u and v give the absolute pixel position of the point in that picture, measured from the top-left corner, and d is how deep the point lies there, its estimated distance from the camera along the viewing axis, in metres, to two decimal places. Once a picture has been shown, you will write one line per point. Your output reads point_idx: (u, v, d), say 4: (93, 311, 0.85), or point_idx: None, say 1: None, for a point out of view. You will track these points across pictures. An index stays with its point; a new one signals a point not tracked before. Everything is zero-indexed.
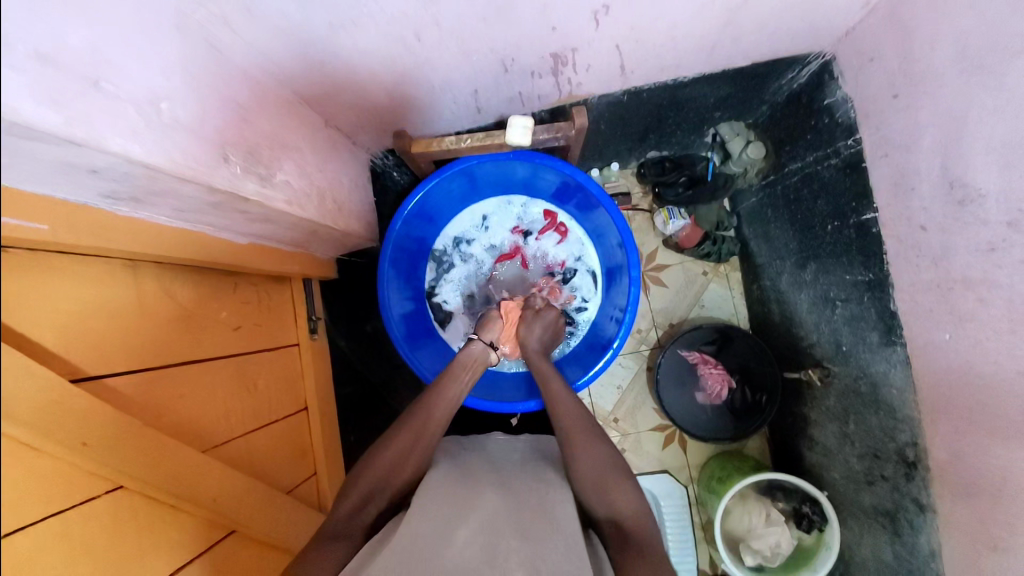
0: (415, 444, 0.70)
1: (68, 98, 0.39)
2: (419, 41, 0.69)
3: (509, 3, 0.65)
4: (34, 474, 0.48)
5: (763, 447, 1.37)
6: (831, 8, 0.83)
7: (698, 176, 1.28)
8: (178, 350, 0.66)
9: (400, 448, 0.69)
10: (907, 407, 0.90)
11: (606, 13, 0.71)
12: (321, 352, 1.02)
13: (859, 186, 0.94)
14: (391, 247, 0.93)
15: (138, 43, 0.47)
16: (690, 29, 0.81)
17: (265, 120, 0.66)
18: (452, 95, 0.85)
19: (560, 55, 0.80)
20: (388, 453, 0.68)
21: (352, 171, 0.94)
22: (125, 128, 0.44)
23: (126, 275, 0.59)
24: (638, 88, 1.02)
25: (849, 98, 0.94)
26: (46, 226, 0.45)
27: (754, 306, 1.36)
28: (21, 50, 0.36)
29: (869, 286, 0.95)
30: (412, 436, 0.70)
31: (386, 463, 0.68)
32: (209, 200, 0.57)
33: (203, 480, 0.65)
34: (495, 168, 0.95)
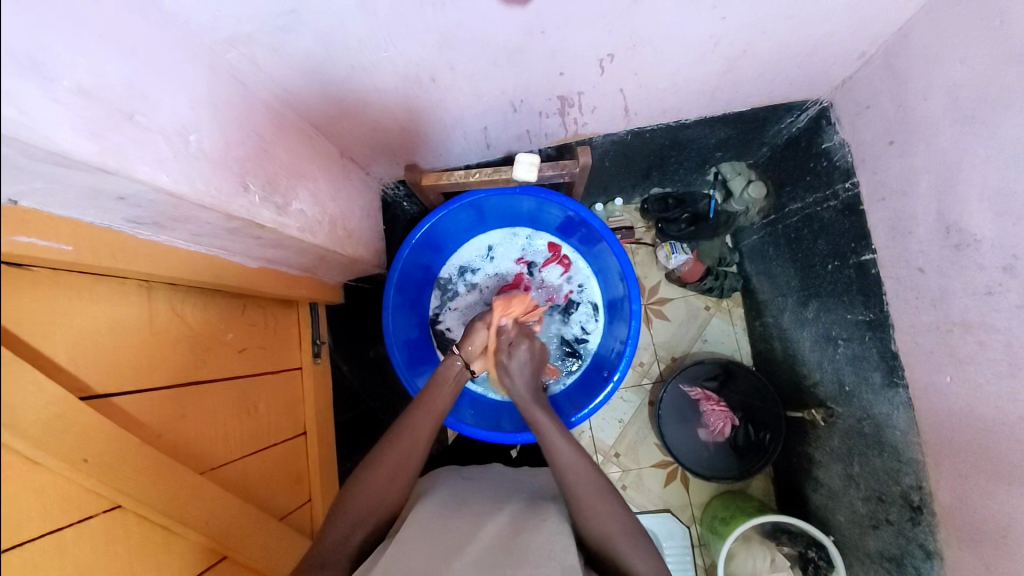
0: (402, 467, 0.68)
1: (104, 130, 0.42)
2: (433, 82, 0.73)
3: (520, 49, 0.69)
4: (31, 490, 0.48)
5: (767, 487, 1.35)
6: (827, 58, 0.87)
7: (701, 213, 1.32)
8: (182, 369, 0.67)
9: (388, 469, 0.68)
10: (911, 450, 0.89)
11: (611, 60, 0.76)
12: (323, 375, 1.03)
13: (857, 227, 0.96)
14: (398, 274, 0.95)
15: (171, 79, 0.50)
16: (691, 76, 0.84)
17: (283, 151, 0.69)
18: (463, 131, 0.88)
19: (567, 97, 0.84)
20: (376, 475, 0.67)
21: (363, 200, 0.97)
22: (155, 158, 0.46)
23: (140, 295, 0.61)
24: (641, 128, 1.03)
25: (846, 143, 0.97)
26: (70, 248, 0.47)
27: (756, 342, 1.37)
28: (64, 85, 0.39)
29: (870, 325, 0.95)
30: (396, 458, 0.68)
31: (374, 487, 0.66)
32: (226, 225, 0.59)
33: (198, 502, 0.65)
34: (502, 201, 0.98)
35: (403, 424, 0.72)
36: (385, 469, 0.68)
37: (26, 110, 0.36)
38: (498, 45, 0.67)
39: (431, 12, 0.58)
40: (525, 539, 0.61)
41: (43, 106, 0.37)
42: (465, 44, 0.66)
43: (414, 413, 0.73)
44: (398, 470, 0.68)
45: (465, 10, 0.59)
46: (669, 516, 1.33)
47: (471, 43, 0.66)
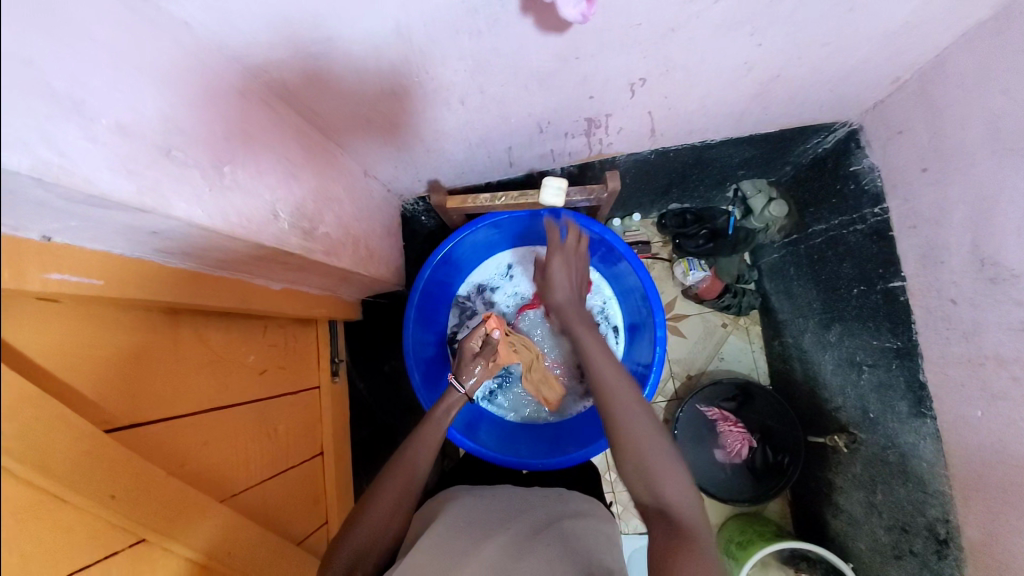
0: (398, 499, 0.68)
1: (141, 168, 0.41)
2: (461, 105, 0.72)
3: (553, 73, 0.67)
4: (57, 527, 0.47)
5: (783, 510, 1.33)
6: (859, 83, 0.85)
7: (719, 230, 1.28)
8: (205, 395, 0.66)
9: (388, 503, 0.68)
10: (937, 482, 0.87)
11: (642, 84, 0.74)
12: (340, 394, 1.02)
13: (885, 253, 0.94)
14: (419, 294, 0.94)
15: (204, 109, 0.49)
16: (721, 99, 0.83)
17: (311, 175, 0.68)
18: (488, 151, 0.87)
19: (594, 119, 0.83)
20: (383, 505, 0.68)
21: (384, 217, 0.95)
22: (190, 193, 0.46)
23: (166, 322, 0.60)
24: (666, 148, 1.01)
25: (876, 167, 0.95)
26: (102, 282, 0.47)
27: (775, 362, 1.35)
28: (102, 124, 0.38)
29: (897, 353, 0.94)
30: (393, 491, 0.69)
31: (376, 522, 0.67)
32: (256, 253, 0.58)
33: (218, 531, 0.64)
34: (524, 221, 0.97)
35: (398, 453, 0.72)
36: (385, 502, 0.68)
37: (66, 152, 0.35)
38: (532, 70, 0.66)
39: (466, 39, 0.57)
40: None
41: (81, 147, 0.36)
42: (498, 69, 0.65)
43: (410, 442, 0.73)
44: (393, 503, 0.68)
45: (499, 36, 0.58)
46: None
47: (504, 68, 0.64)
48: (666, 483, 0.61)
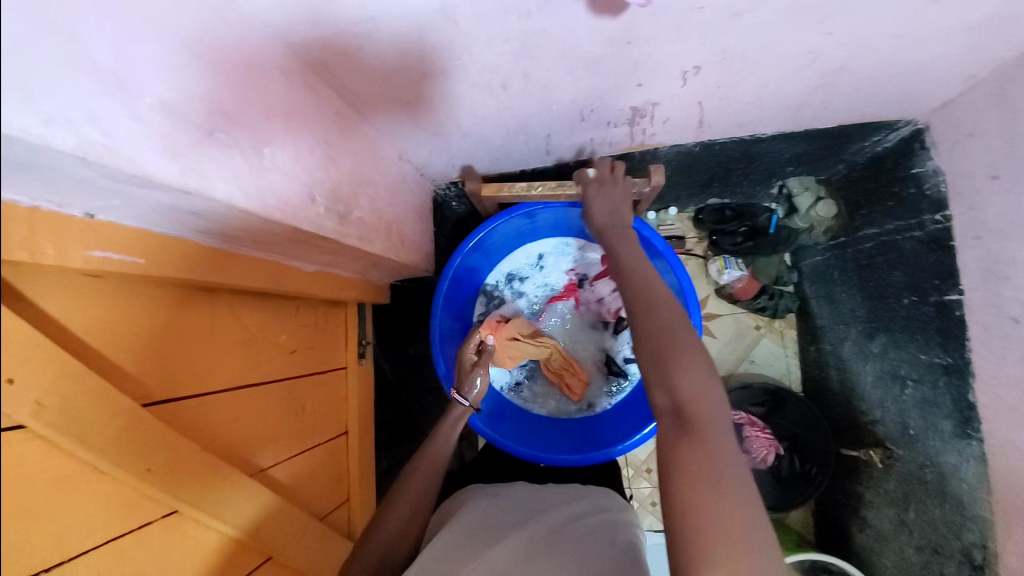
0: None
1: (182, 148, 0.40)
2: (503, 89, 0.69)
3: (601, 59, 0.64)
4: (96, 497, 0.48)
5: (806, 520, 1.30)
6: (932, 79, 0.79)
7: (761, 228, 1.25)
8: (238, 373, 0.67)
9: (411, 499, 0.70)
10: (978, 507, 0.83)
11: (695, 73, 0.70)
12: (366, 376, 1.03)
13: (944, 264, 0.88)
14: (449, 281, 0.93)
15: (248, 88, 0.48)
16: (778, 90, 0.77)
17: (348, 158, 0.67)
18: (525, 138, 0.84)
19: (640, 108, 0.79)
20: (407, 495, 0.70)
21: (417, 201, 0.94)
22: (230, 175, 0.45)
23: (203, 300, 0.61)
24: (712, 140, 0.96)
25: (941, 171, 0.88)
26: (142, 260, 0.47)
27: (809, 368, 1.30)
28: (146, 102, 0.37)
29: (947, 371, 0.88)
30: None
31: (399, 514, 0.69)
32: (291, 237, 0.58)
33: (246, 506, 0.65)
34: (559, 212, 0.94)
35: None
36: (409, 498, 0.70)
37: (109, 130, 0.34)
38: (580, 54, 0.62)
39: (514, 20, 0.54)
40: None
41: (124, 125, 0.35)
42: (544, 53, 0.61)
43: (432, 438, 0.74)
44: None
45: (550, 18, 0.55)
46: None
47: (550, 52, 0.61)
48: (683, 376, 0.52)
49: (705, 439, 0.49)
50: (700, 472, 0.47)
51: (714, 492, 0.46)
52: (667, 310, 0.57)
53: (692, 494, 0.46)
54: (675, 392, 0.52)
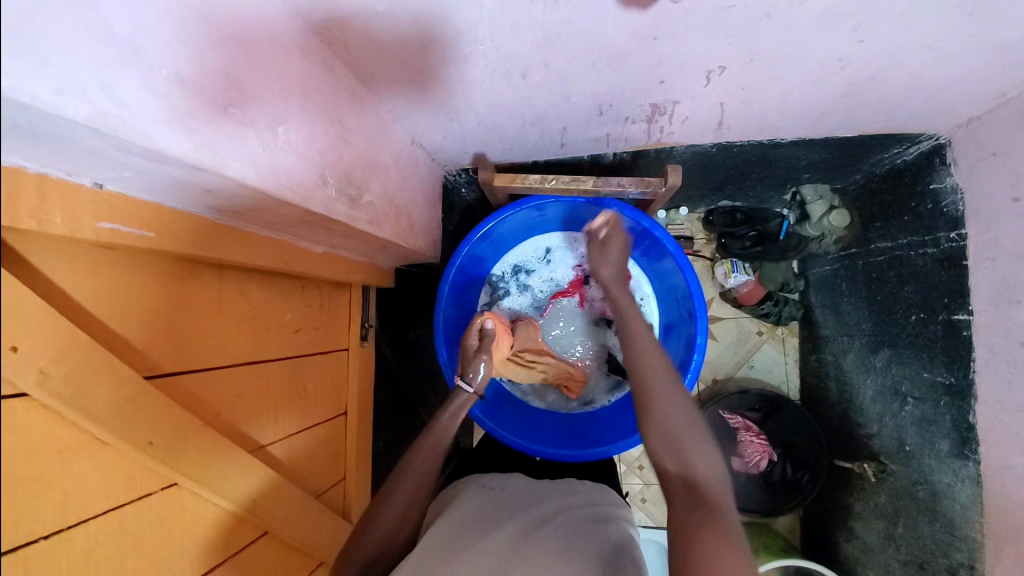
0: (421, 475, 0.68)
1: (198, 123, 0.39)
2: (522, 78, 0.68)
3: (625, 53, 0.62)
4: (99, 468, 0.48)
5: (793, 526, 1.31)
6: (961, 95, 0.77)
7: (770, 233, 1.24)
8: (242, 350, 0.67)
9: (410, 485, 0.69)
10: (969, 527, 0.84)
11: (720, 72, 0.68)
12: (368, 358, 1.03)
13: (956, 283, 0.87)
14: (455, 270, 0.93)
15: (266, 65, 0.47)
16: (803, 96, 0.76)
17: (361, 141, 0.66)
18: (541, 129, 0.83)
19: (660, 105, 0.77)
20: (408, 480, 0.69)
21: (427, 187, 0.93)
22: (244, 153, 0.44)
23: (210, 275, 0.60)
24: (730, 143, 0.94)
25: (959, 189, 0.87)
26: (151, 234, 0.46)
27: (808, 378, 1.30)
28: (162, 74, 0.36)
29: (949, 390, 0.88)
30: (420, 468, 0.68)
31: (399, 498, 0.67)
32: (302, 218, 0.57)
33: (245, 481, 0.66)
34: (570, 207, 0.93)
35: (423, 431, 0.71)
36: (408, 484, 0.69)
37: (124, 102, 0.33)
38: (604, 48, 0.61)
39: (540, 8, 0.53)
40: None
41: (140, 97, 0.34)
42: (567, 44, 0.60)
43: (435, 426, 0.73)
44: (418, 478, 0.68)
45: (576, 8, 0.53)
46: None
47: (574, 44, 0.60)
48: (696, 456, 0.58)
49: (722, 513, 0.52)
50: (720, 533, 0.49)
51: (726, 548, 0.48)
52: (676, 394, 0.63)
53: (705, 545, 0.48)
54: (688, 468, 0.57)
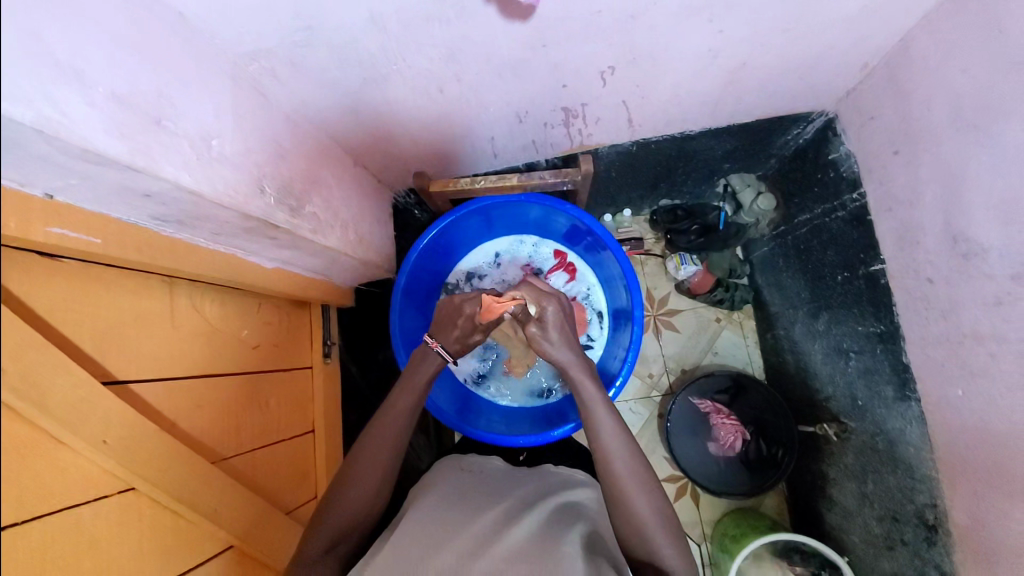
0: (381, 462, 0.71)
1: (132, 132, 0.46)
2: (441, 94, 0.77)
3: (523, 61, 0.72)
4: (55, 467, 0.51)
5: (780, 506, 1.32)
6: (828, 71, 0.88)
7: (711, 225, 1.32)
8: (197, 363, 0.70)
9: (367, 474, 0.70)
10: (924, 466, 0.85)
11: (612, 72, 0.78)
12: (333, 377, 1.06)
13: (866, 238, 0.95)
14: (406, 278, 0.98)
15: (197, 90, 0.55)
16: (692, 88, 0.86)
17: (299, 159, 0.74)
18: (472, 141, 0.92)
19: (570, 108, 0.87)
20: (365, 469, 0.70)
21: (375, 207, 1.01)
22: (178, 160, 0.51)
23: (162, 289, 0.65)
24: (647, 139, 1.04)
25: (852, 154, 0.97)
26: (98, 240, 0.52)
27: (769, 355, 1.35)
28: (98, 91, 0.43)
29: (881, 337, 0.93)
30: (378, 460, 0.71)
31: (360, 488, 0.69)
32: (242, 225, 0.63)
33: (209, 488, 0.68)
34: (509, 208, 1.01)
35: (376, 425, 0.74)
36: (364, 477, 0.70)
37: (65, 111, 0.40)
38: (502, 57, 0.70)
39: (437, 27, 0.62)
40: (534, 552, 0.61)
41: (79, 109, 0.41)
42: (470, 58, 0.70)
43: (384, 414, 0.75)
44: (378, 465, 0.71)
45: (468, 25, 0.63)
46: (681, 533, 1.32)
47: (476, 57, 0.69)
48: (640, 496, 0.67)
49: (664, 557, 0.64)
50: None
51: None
52: (625, 449, 0.70)
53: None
54: (636, 513, 0.66)
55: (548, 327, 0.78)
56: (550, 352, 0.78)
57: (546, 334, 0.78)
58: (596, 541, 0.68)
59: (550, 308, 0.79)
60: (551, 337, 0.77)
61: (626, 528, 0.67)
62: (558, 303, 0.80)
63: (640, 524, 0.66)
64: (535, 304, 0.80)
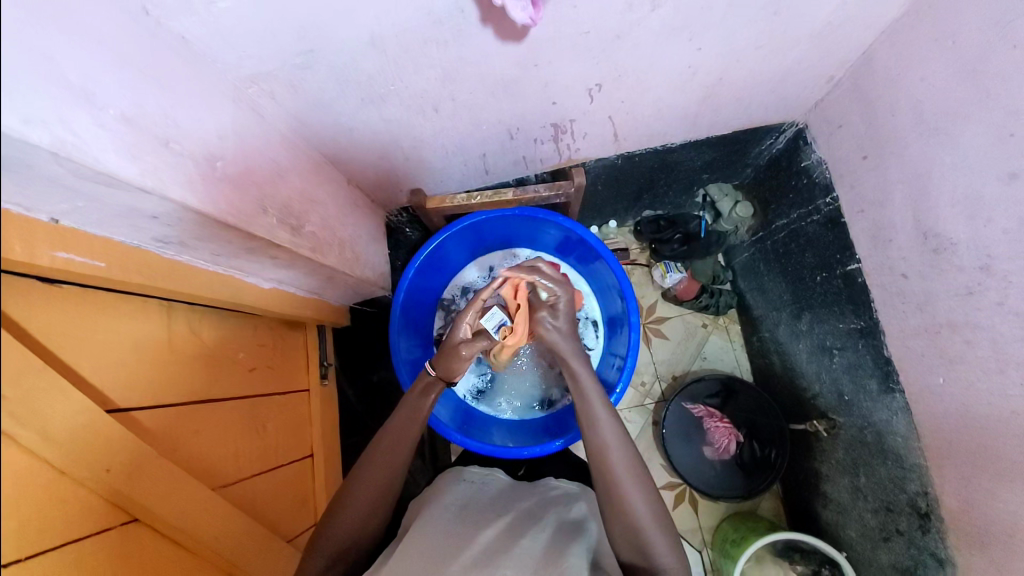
0: (383, 482, 0.72)
1: (143, 153, 0.46)
2: (435, 112, 0.79)
3: (515, 80, 0.75)
4: (55, 502, 0.49)
5: (777, 507, 1.34)
6: (797, 84, 0.94)
7: (693, 233, 1.34)
8: (199, 388, 0.69)
9: (370, 491, 0.71)
10: (913, 455, 0.88)
11: (599, 89, 0.82)
12: (330, 400, 1.04)
13: (841, 239, 1.00)
14: (404, 296, 0.98)
15: (201, 112, 0.55)
16: (673, 102, 0.91)
17: (297, 178, 0.74)
18: (463, 158, 0.94)
19: (559, 124, 0.90)
20: (367, 489, 0.71)
21: (369, 226, 1.01)
22: (185, 180, 0.51)
23: (160, 313, 0.64)
24: (631, 152, 1.08)
25: (823, 161, 1.03)
26: (102, 264, 0.51)
27: (755, 357, 1.40)
28: (109, 113, 0.43)
29: (862, 332, 0.97)
30: (381, 479, 0.72)
31: (360, 511, 0.70)
32: (245, 245, 0.63)
33: (212, 517, 0.66)
34: (502, 224, 1.03)
35: (376, 445, 0.75)
36: (365, 500, 0.71)
37: (79, 133, 0.40)
38: (495, 77, 0.73)
39: (434, 48, 0.65)
40: (540, 562, 0.62)
41: (92, 131, 0.41)
42: (464, 78, 0.72)
43: (385, 435, 0.76)
44: (379, 486, 0.72)
45: (464, 46, 0.65)
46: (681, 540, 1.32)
47: (470, 76, 0.72)
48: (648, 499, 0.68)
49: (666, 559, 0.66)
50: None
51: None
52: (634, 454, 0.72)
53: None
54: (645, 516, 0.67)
55: (557, 315, 0.81)
56: (554, 343, 0.80)
57: (554, 322, 0.81)
58: (592, 553, 0.69)
59: (563, 299, 0.82)
60: (558, 326, 0.80)
61: (621, 535, 0.67)
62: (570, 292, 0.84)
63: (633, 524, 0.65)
64: (550, 288, 0.82)
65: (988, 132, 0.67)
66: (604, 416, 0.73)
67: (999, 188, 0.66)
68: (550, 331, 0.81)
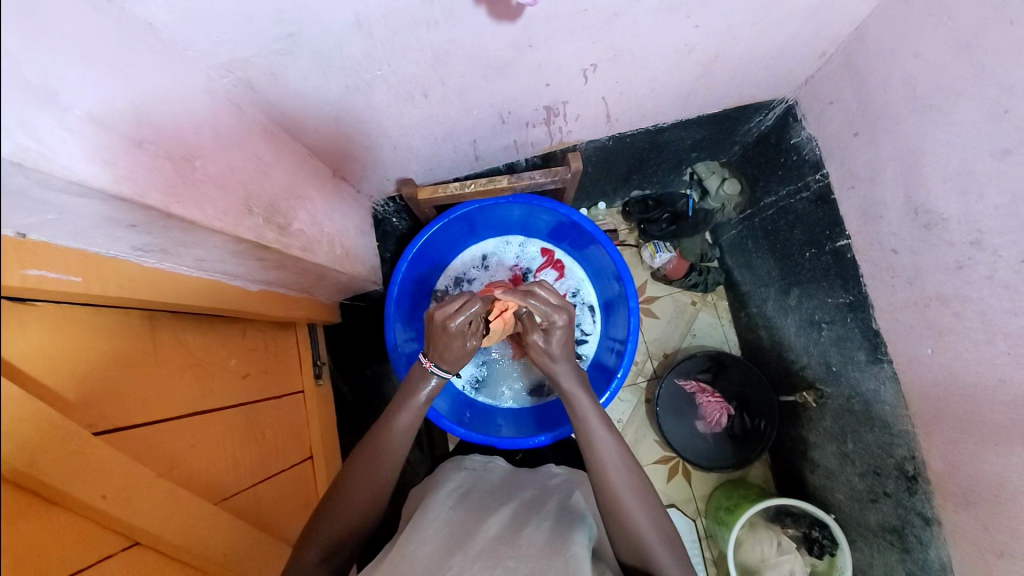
0: (389, 482, 0.71)
1: (116, 157, 0.42)
2: (425, 97, 0.75)
3: (508, 62, 0.71)
4: (47, 531, 0.47)
5: (766, 474, 1.39)
6: (790, 61, 0.93)
7: (680, 212, 1.37)
8: (191, 400, 0.66)
9: (377, 492, 0.70)
10: (901, 422, 0.92)
11: (594, 69, 0.79)
12: (325, 398, 1.02)
13: (831, 216, 1.01)
14: (397, 290, 0.95)
15: (176, 106, 0.51)
16: (667, 81, 0.88)
17: (281, 172, 0.70)
18: (452, 145, 0.90)
19: (552, 107, 0.87)
20: (373, 491, 0.70)
21: (357, 218, 0.97)
22: (163, 184, 0.47)
23: (144, 324, 0.60)
24: (623, 133, 1.06)
25: (813, 137, 1.03)
26: (79, 279, 0.47)
27: (744, 333, 1.42)
28: (76, 114, 0.39)
29: (851, 307, 1.00)
30: (387, 480, 0.71)
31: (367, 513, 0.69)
32: (232, 249, 0.59)
33: (215, 532, 0.63)
34: (494, 212, 1.01)
35: (373, 443, 0.72)
36: (372, 503, 0.70)
37: (42, 139, 0.36)
38: (487, 59, 0.69)
39: (425, 30, 0.60)
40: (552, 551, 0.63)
41: (58, 136, 0.37)
42: (455, 61, 0.68)
43: (381, 432, 0.73)
44: (385, 487, 0.71)
45: (456, 27, 0.61)
46: (676, 511, 1.37)
47: (460, 60, 0.68)
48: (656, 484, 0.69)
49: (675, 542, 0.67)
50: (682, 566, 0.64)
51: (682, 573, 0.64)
52: None
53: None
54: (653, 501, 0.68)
55: (551, 340, 0.77)
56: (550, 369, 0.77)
57: (548, 347, 0.77)
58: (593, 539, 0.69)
59: (557, 321, 0.77)
60: (552, 352, 0.77)
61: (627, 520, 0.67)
62: (568, 313, 0.78)
63: (640, 508, 0.66)
64: (545, 313, 0.77)
65: (981, 107, 0.67)
66: (602, 435, 0.72)
67: (992, 164, 0.67)
68: (546, 354, 0.77)
